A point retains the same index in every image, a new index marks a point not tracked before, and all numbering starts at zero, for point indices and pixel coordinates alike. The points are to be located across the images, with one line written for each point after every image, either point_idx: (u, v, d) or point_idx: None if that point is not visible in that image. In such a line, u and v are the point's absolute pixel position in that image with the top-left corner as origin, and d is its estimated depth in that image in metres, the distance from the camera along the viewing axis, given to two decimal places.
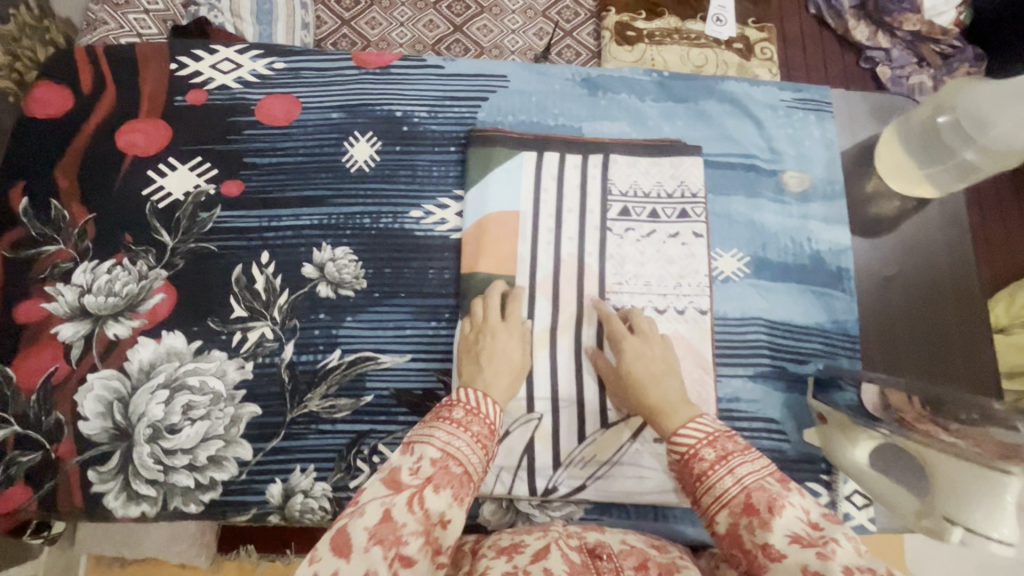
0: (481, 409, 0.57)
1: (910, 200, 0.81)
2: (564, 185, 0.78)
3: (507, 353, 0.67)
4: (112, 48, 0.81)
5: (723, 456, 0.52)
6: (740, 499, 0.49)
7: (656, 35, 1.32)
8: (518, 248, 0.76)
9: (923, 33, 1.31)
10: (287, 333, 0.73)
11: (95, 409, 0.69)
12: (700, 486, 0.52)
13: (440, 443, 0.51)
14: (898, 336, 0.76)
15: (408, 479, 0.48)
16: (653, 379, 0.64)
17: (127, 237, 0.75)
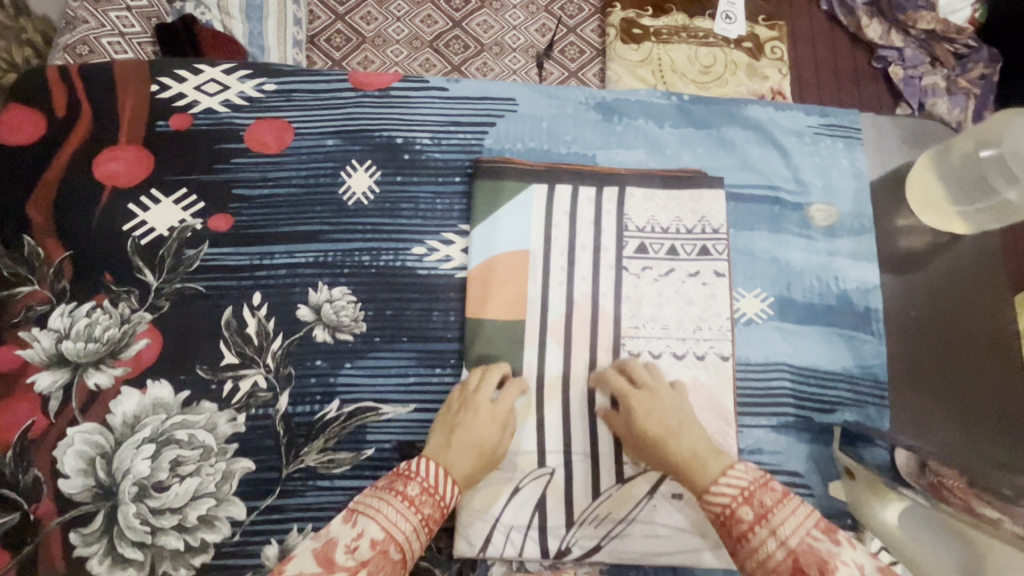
0: (438, 489, 0.58)
1: (942, 235, 0.76)
2: (577, 220, 0.73)
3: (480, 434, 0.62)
4: (88, 68, 0.75)
5: (762, 516, 0.53)
6: (788, 564, 0.50)
7: (664, 33, 1.27)
8: (529, 288, 0.71)
9: (938, 32, 1.27)
10: (282, 382, 0.68)
11: (76, 466, 0.65)
12: (743, 546, 0.53)
13: (381, 524, 0.54)
14: (926, 382, 0.72)
15: (341, 560, 0.52)
16: (667, 433, 0.61)
17: (108, 277, 0.70)
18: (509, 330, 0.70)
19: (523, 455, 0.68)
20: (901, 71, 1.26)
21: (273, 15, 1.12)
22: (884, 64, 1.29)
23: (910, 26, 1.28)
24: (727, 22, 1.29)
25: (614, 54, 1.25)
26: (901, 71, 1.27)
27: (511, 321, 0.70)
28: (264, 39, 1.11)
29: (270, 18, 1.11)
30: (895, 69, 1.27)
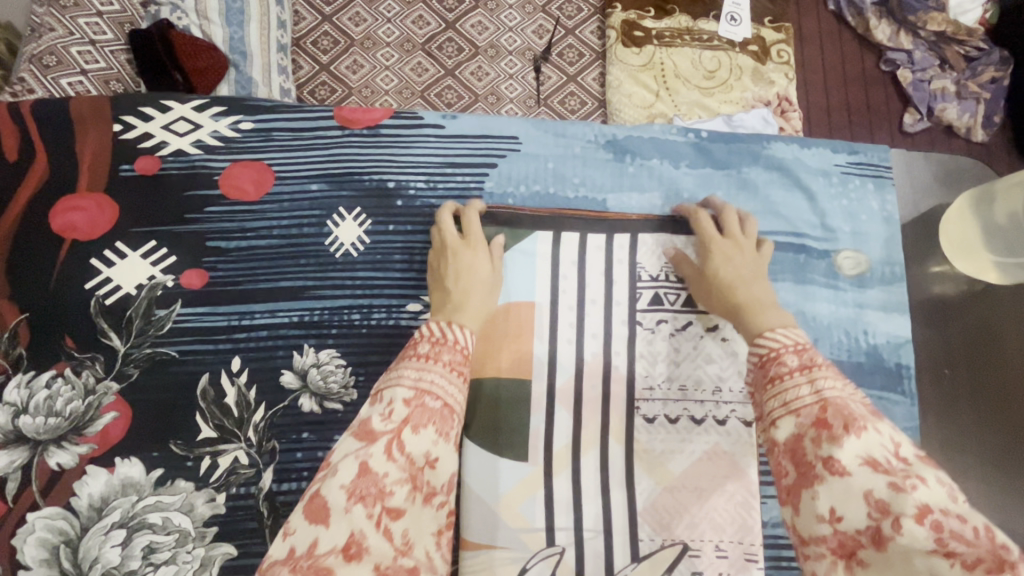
0: (449, 337, 0.55)
1: (977, 284, 0.71)
2: (586, 271, 0.67)
3: (481, 288, 0.61)
4: (43, 106, 0.68)
5: (806, 366, 0.49)
6: (813, 411, 0.46)
7: (666, 36, 1.21)
8: (535, 346, 0.66)
9: (948, 34, 1.21)
10: (265, 457, 0.62)
11: (38, 557, 0.59)
12: (771, 389, 0.49)
13: (414, 378, 0.50)
14: (962, 442, 0.68)
15: (381, 427, 0.46)
16: (745, 280, 0.60)
17: (70, 342, 0.63)
18: (514, 391, 0.65)
19: (531, 533, 0.62)
20: (909, 74, 1.22)
21: (255, 21, 1.04)
22: (892, 67, 1.24)
23: (920, 28, 1.21)
24: (733, 24, 1.22)
25: (615, 57, 1.19)
26: (909, 74, 1.22)
27: (516, 383, 0.65)
28: (245, 44, 1.03)
29: (252, 22, 1.04)
30: (903, 72, 1.22)
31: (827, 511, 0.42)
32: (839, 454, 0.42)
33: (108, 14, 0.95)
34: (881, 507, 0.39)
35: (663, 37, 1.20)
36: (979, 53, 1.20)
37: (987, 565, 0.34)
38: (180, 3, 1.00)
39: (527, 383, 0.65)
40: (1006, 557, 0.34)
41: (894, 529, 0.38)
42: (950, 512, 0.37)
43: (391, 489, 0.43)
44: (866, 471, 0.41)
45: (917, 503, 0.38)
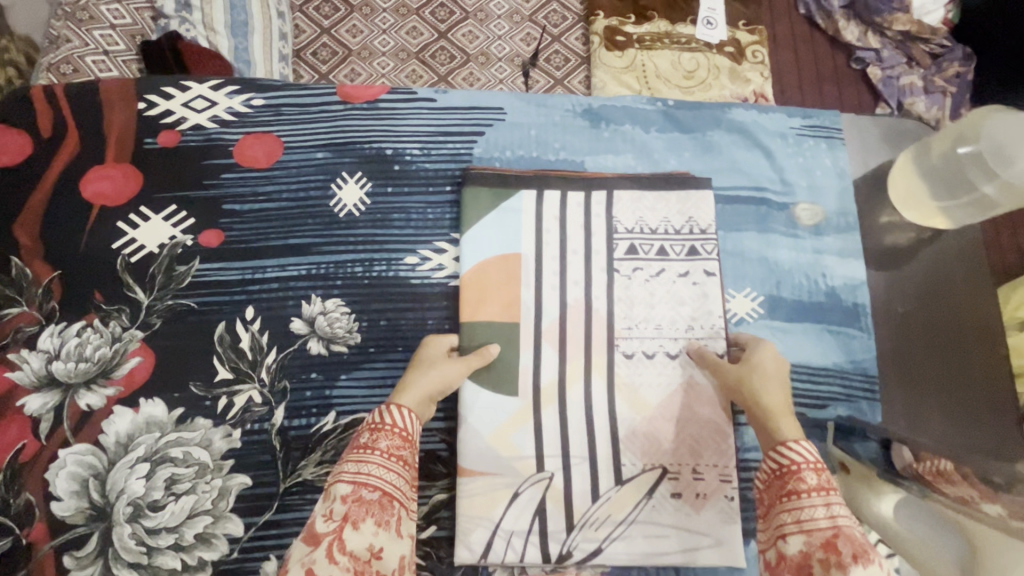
0: (386, 422, 0.58)
1: (925, 231, 0.78)
2: (567, 225, 0.73)
3: (433, 379, 0.63)
4: (74, 88, 0.75)
5: (825, 487, 0.53)
6: (825, 534, 0.49)
7: (646, 40, 1.29)
8: (523, 293, 0.72)
9: (913, 33, 1.31)
10: (277, 395, 0.68)
11: (69, 488, 0.64)
12: (787, 501, 0.53)
13: (352, 475, 0.53)
14: (921, 375, 0.73)
15: (324, 528, 0.49)
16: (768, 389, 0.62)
17: (98, 295, 0.69)
18: (504, 330, 0.70)
19: (521, 460, 0.67)
20: (879, 72, 1.30)
21: (259, 31, 1.11)
22: (863, 65, 1.32)
23: (885, 28, 1.31)
24: (708, 27, 1.31)
25: (599, 61, 1.27)
26: (880, 71, 1.30)
27: (505, 326, 0.70)
28: (249, 55, 1.10)
29: (255, 34, 1.10)
30: (874, 69, 1.30)
31: None
32: None
33: (120, 26, 1.06)
34: None
35: (644, 41, 1.28)
36: (944, 49, 1.31)
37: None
38: (189, 16, 1.08)
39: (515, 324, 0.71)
40: None
41: None
42: None
43: None
44: None
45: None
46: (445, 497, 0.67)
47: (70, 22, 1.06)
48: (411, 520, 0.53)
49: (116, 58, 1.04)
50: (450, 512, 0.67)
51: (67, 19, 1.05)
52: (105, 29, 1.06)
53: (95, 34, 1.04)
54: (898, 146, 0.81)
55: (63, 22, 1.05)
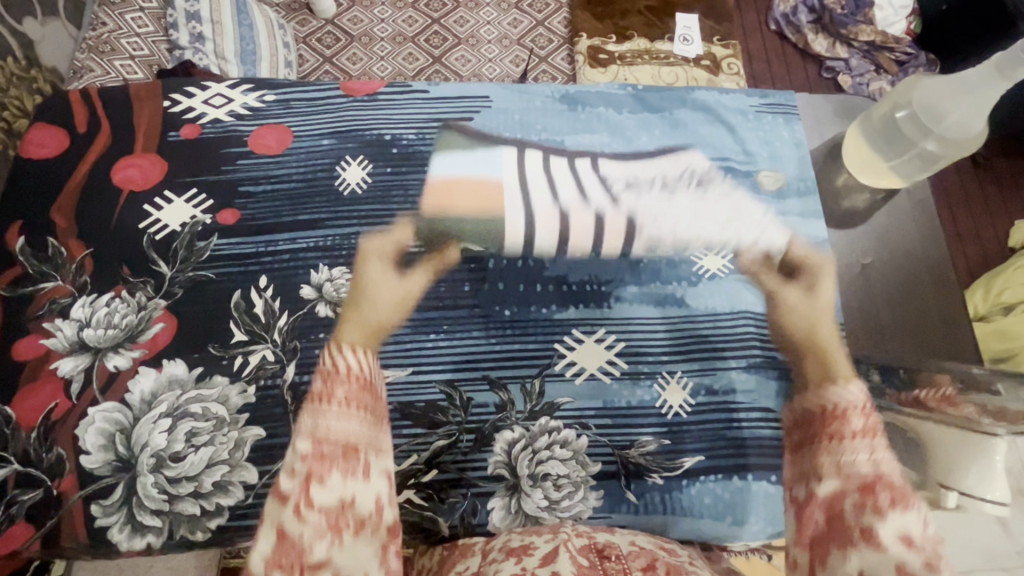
0: (340, 368, 0.72)
1: (879, 193, 0.85)
2: (549, 171, 0.81)
3: (382, 293, 0.76)
4: (107, 92, 0.85)
5: (863, 433, 0.66)
6: (858, 496, 0.59)
7: (627, 57, 1.39)
8: (510, 211, 0.78)
9: (877, 43, 1.42)
10: (289, 354, 0.74)
11: (96, 442, 0.69)
12: (824, 449, 0.68)
13: (301, 471, 0.61)
14: (886, 319, 0.79)
15: (290, 491, 0.60)
16: (817, 320, 0.76)
17: (125, 270, 0.76)
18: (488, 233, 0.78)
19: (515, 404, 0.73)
20: (848, 79, 1.41)
21: (266, 59, 1.23)
22: (833, 74, 1.43)
23: (852, 39, 1.42)
24: (685, 44, 1.41)
25: (584, 78, 1.38)
26: (849, 79, 1.41)
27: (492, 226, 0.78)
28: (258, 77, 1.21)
29: (263, 61, 1.23)
30: (843, 77, 1.41)
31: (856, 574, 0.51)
32: (880, 531, 0.54)
33: (139, 57, 1.11)
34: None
35: (625, 57, 1.39)
36: (909, 57, 1.42)
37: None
38: (202, 47, 1.14)
39: (496, 226, 0.78)
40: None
41: None
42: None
43: (310, 549, 0.54)
44: (899, 543, 0.52)
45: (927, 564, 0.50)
46: (445, 442, 0.71)
47: (93, 54, 1.09)
48: (383, 460, 0.64)
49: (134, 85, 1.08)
50: (451, 457, 0.71)
51: (91, 50, 1.09)
52: (125, 59, 1.10)
53: (115, 63, 1.07)
54: (850, 119, 0.91)
55: (87, 54, 1.09)
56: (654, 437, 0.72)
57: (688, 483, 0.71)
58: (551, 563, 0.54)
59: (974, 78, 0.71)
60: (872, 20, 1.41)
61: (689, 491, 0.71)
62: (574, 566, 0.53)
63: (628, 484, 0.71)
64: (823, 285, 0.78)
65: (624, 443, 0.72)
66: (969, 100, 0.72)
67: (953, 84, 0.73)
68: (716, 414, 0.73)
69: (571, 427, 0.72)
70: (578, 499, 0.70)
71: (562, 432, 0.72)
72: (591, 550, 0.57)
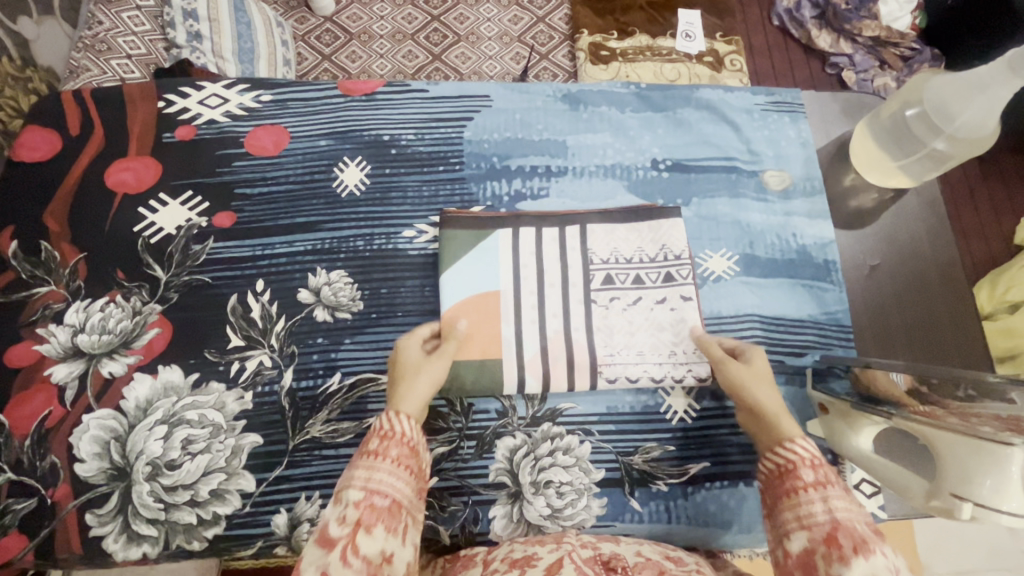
0: (396, 430, 0.56)
1: (886, 192, 0.84)
2: (543, 260, 0.74)
3: (423, 377, 0.62)
4: (101, 92, 0.83)
5: (822, 483, 0.53)
6: (825, 529, 0.50)
7: (629, 53, 1.37)
8: (502, 329, 0.72)
9: (882, 38, 1.40)
10: (286, 359, 0.73)
11: (91, 450, 0.68)
12: (786, 502, 0.54)
13: (363, 481, 0.52)
14: (892, 320, 0.78)
15: (337, 532, 0.48)
16: (758, 389, 0.63)
17: (120, 274, 0.75)
18: (483, 368, 0.70)
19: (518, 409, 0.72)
20: (852, 74, 1.39)
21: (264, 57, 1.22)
22: (837, 69, 1.41)
23: (856, 35, 1.39)
24: (687, 40, 1.39)
25: (586, 74, 1.35)
26: (853, 74, 1.39)
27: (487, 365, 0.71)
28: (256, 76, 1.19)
29: (261, 60, 1.22)
30: (847, 73, 1.39)
31: None
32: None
33: (136, 56, 1.08)
34: None
35: (627, 53, 1.36)
36: (914, 52, 1.40)
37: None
38: (199, 45, 1.12)
39: (496, 370, 0.70)
40: None
41: None
42: None
43: None
44: None
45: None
46: (446, 449, 0.70)
47: (89, 53, 1.07)
48: (416, 526, 0.54)
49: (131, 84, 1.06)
50: (452, 464, 0.70)
51: (86, 49, 1.07)
52: (121, 58, 1.08)
53: (111, 62, 1.05)
54: (857, 117, 0.89)
55: (82, 53, 1.06)
56: (658, 443, 0.71)
57: (694, 490, 0.70)
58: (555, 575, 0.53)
59: (988, 76, 0.69)
60: (876, 15, 1.39)
61: (694, 499, 0.69)
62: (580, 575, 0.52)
63: (632, 492, 0.70)
64: (757, 358, 0.66)
65: (628, 449, 0.71)
66: (982, 97, 0.70)
67: (965, 82, 0.71)
68: (720, 419, 0.72)
69: (573, 434, 0.71)
70: (582, 507, 0.69)
71: (565, 438, 0.71)
72: (596, 560, 0.56)
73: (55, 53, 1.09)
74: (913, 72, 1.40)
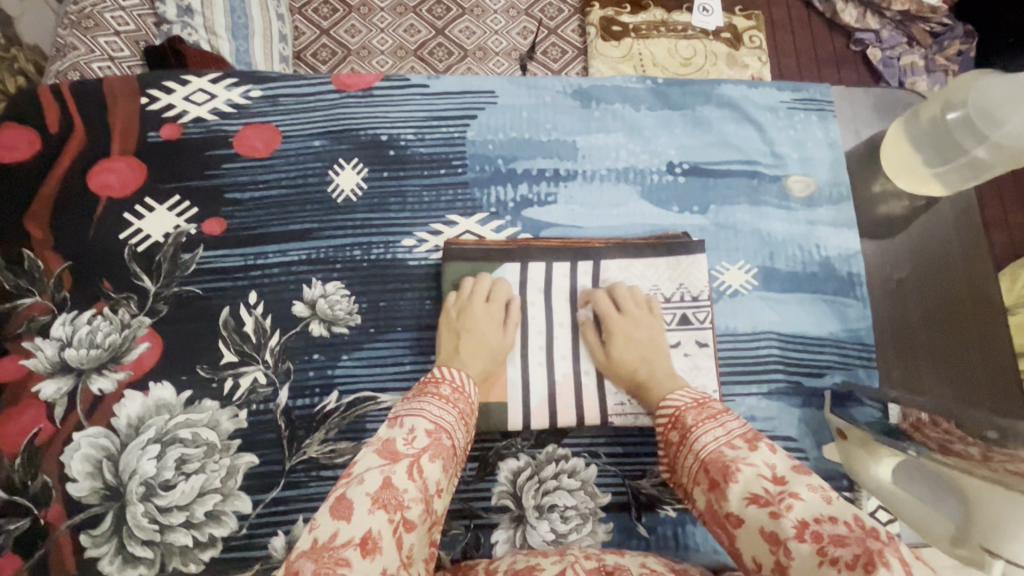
0: (464, 387, 0.59)
1: (919, 199, 0.78)
2: (553, 298, 0.71)
3: (485, 335, 0.67)
4: (80, 86, 0.78)
5: (684, 435, 0.55)
6: (702, 472, 0.51)
7: (643, 29, 1.28)
8: (507, 371, 0.69)
9: (912, 12, 1.31)
10: (281, 376, 0.70)
11: (83, 470, 0.66)
12: (677, 467, 0.56)
13: (432, 415, 0.54)
14: (916, 339, 0.74)
15: (403, 449, 0.49)
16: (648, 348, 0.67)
17: (107, 284, 0.72)
18: (487, 417, 0.67)
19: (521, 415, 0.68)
20: (878, 52, 1.30)
21: (259, 35, 1.11)
22: (862, 47, 1.32)
23: (885, 9, 1.30)
24: (704, 14, 1.30)
25: (596, 52, 1.27)
26: (879, 52, 1.30)
27: (492, 411, 0.67)
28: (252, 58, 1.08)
29: (256, 36, 1.10)
30: (873, 50, 1.30)
31: (754, 562, 0.44)
32: (730, 504, 0.47)
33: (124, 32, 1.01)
34: (773, 538, 0.43)
35: (640, 30, 1.27)
36: (944, 28, 1.30)
37: (862, 560, 0.38)
38: (190, 21, 1.03)
39: (500, 415, 0.67)
40: (873, 547, 0.39)
41: (788, 556, 0.42)
42: (823, 517, 0.43)
43: (408, 504, 0.46)
44: (751, 509, 0.46)
45: (795, 522, 0.43)
46: None
47: (75, 30, 1.00)
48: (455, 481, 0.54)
49: (121, 64, 1.00)
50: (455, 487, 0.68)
51: (72, 26, 1.00)
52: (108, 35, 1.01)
53: (99, 40, 0.98)
54: (889, 116, 0.82)
55: (68, 30, 0.99)
56: None
57: (703, 516, 0.68)
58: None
59: None
60: None
61: (702, 525, 0.67)
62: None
63: (639, 517, 0.67)
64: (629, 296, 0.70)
65: (635, 472, 0.69)
66: None
67: (1020, 88, 0.66)
68: None
69: (579, 456, 0.69)
70: (587, 532, 0.67)
71: (571, 460, 0.69)
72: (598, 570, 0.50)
73: (39, 30, 1.03)
74: (942, 49, 1.31)
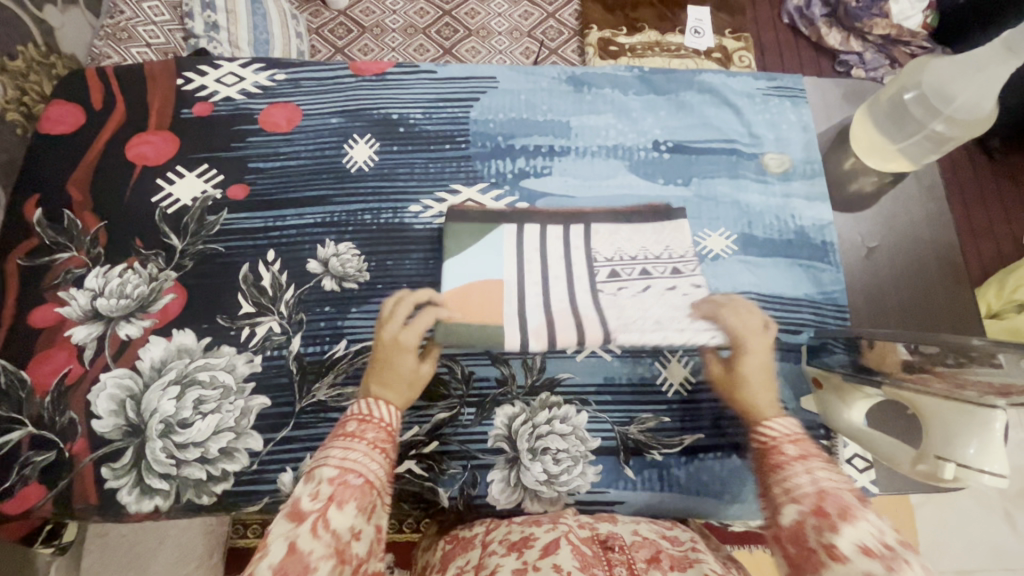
0: (374, 416, 0.63)
1: (886, 175, 0.85)
2: (548, 254, 0.74)
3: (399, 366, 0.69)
4: (123, 69, 0.86)
5: (803, 457, 0.59)
6: (812, 499, 0.54)
7: (637, 49, 1.37)
8: (506, 308, 0.69)
9: (893, 37, 1.39)
10: (295, 326, 0.75)
11: (108, 407, 0.71)
12: (775, 479, 0.59)
13: (338, 459, 0.58)
14: (887, 298, 0.79)
15: (308, 506, 0.54)
16: (759, 366, 0.69)
17: (138, 242, 0.78)
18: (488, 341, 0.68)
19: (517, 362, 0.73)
20: (861, 73, 1.39)
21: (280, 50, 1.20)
22: (846, 68, 1.41)
23: (867, 33, 1.39)
24: (696, 36, 1.40)
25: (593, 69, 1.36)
26: (862, 72, 1.39)
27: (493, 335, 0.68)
28: None
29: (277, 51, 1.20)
30: (857, 71, 1.39)
31: None
32: (839, 541, 0.50)
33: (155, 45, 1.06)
34: None
35: (636, 49, 1.36)
36: (925, 51, 1.39)
37: None
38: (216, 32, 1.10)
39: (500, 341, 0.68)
40: None
41: None
42: None
43: (316, 563, 0.51)
44: (861, 556, 0.49)
45: None
46: (446, 415, 0.72)
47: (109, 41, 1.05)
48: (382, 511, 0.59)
49: None
50: (453, 430, 0.72)
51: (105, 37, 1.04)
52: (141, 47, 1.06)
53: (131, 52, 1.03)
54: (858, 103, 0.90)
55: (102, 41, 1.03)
56: (655, 415, 0.73)
57: (687, 460, 0.72)
58: (551, 555, 0.53)
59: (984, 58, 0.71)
60: (888, 13, 1.37)
61: (687, 468, 0.71)
62: (578, 558, 0.52)
63: (627, 460, 0.71)
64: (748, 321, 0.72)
65: (624, 419, 0.73)
66: (978, 79, 0.72)
67: (963, 64, 0.73)
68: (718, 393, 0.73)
69: (570, 403, 0.73)
70: (578, 474, 0.70)
71: (562, 407, 0.73)
72: (595, 541, 0.56)
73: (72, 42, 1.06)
74: None
